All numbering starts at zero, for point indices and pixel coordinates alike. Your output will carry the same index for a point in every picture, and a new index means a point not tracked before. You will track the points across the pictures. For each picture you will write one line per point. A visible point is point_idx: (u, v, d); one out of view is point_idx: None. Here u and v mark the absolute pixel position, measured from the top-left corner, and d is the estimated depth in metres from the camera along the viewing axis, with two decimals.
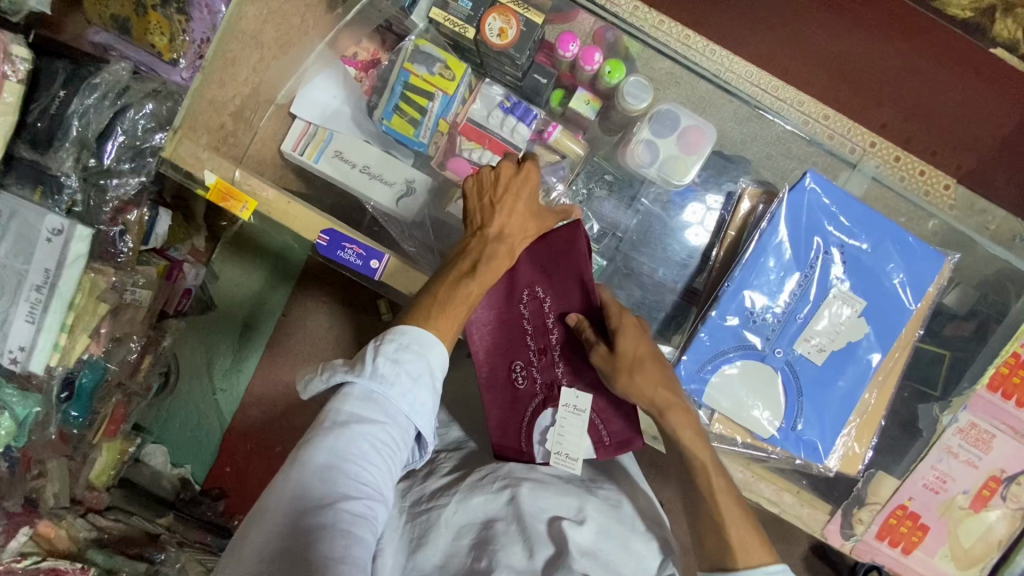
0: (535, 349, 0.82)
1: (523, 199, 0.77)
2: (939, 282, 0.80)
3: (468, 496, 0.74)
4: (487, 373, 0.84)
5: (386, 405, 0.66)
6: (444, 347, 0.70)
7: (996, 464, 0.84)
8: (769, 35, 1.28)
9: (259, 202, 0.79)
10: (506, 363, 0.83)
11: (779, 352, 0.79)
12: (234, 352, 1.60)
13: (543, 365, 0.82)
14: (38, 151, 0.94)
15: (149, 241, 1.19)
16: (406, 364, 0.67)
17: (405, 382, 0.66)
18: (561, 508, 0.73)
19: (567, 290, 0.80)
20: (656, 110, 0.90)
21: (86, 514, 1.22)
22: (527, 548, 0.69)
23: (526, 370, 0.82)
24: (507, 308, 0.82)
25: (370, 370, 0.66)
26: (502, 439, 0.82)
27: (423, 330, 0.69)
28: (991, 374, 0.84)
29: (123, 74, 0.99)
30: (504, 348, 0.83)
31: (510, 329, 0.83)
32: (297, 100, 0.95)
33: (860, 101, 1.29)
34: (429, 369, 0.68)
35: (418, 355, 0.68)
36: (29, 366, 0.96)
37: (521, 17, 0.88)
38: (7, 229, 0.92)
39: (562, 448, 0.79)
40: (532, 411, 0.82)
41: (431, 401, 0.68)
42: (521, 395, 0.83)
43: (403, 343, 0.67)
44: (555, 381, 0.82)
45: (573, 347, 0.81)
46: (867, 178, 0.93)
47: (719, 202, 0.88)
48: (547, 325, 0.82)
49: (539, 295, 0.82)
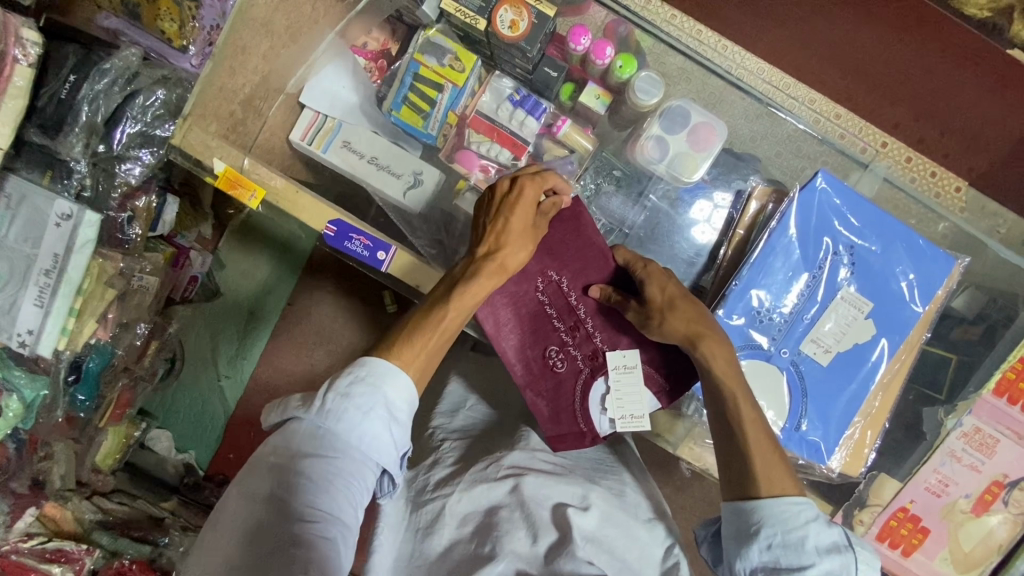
0: (567, 332, 0.83)
1: (512, 215, 0.76)
2: (948, 286, 0.80)
3: (471, 486, 0.74)
4: (523, 370, 0.84)
5: (338, 440, 0.62)
6: (407, 378, 0.66)
7: (999, 469, 0.84)
8: (780, 33, 1.27)
9: (268, 191, 0.79)
10: (538, 354, 0.84)
11: (785, 353, 0.79)
12: (239, 339, 1.61)
13: (578, 343, 0.83)
14: (49, 136, 0.93)
15: (156, 227, 1.20)
16: (356, 398, 0.63)
17: (356, 417, 0.63)
18: (565, 495, 0.74)
19: (581, 266, 0.83)
20: (667, 106, 0.88)
21: (92, 496, 1.26)
22: (531, 534, 0.70)
23: (563, 354, 0.83)
24: (526, 298, 0.83)
25: (321, 405, 0.63)
26: (560, 423, 0.83)
27: (383, 360, 0.66)
28: (997, 379, 0.84)
29: (133, 60, 0.99)
30: (532, 339, 0.84)
31: (533, 320, 0.84)
32: (308, 89, 0.95)
33: (874, 99, 1.28)
34: (385, 401, 0.64)
35: (371, 387, 0.64)
36: (37, 350, 0.97)
37: (533, 9, 0.88)
38: (16, 213, 0.93)
39: (622, 409, 0.81)
40: (581, 390, 0.83)
41: (390, 436, 0.64)
42: (563, 382, 0.83)
43: (359, 376, 0.64)
44: (597, 351, 0.83)
45: (603, 321, 0.83)
46: (879, 178, 0.91)
47: (727, 200, 0.87)
48: (571, 304, 0.83)
49: (553, 278, 0.83)
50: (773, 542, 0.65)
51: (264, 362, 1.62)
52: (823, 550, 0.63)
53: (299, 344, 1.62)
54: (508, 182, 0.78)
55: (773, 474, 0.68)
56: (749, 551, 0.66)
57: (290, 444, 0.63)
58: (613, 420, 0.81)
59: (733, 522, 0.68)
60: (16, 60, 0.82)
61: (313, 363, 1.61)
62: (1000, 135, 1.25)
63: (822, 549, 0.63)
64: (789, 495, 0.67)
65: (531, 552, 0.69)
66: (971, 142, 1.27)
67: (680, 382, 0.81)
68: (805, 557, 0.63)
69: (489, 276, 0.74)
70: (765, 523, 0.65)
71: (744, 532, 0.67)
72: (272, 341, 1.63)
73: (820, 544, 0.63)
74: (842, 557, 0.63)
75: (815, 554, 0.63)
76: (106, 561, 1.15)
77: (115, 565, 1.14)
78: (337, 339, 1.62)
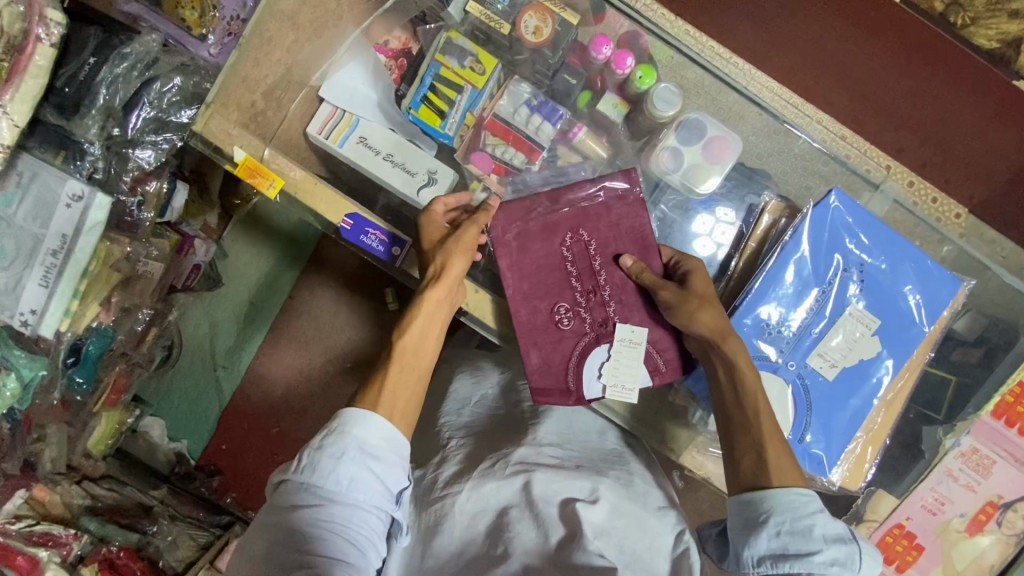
0: (583, 292, 0.82)
1: (457, 254, 0.78)
2: (953, 308, 0.81)
3: (480, 483, 0.75)
4: (526, 317, 0.82)
5: (321, 490, 0.64)
6: (380, 419, 0.68)
7: (994, 490, 0.85)
8: (792, 52, 1.30)
9: (286, 181, 0.81)
10: (545, 306, 0.82)
11: (792, 365, 0.80)
12: (238, 332, 1.60)
13: (590, 307, 0.82)
14: (66, 116, 0.94)
15: (165, 213, 1.20)
16: (328, 447, 0.65)
17: (330, 464, 0.64)
18: (573, 490, 0.75)
19: (615, 236, 0.83)
20: (684, 118, 0.90)
21: (82, 480, 1.26)
22: (539, 530, 0.71)
23: (572, 313, 0.82)
24: (550, 249, 0.83)
25: (300, 462, 0.65)
26: (548, 378, 0.81)
27: (353, 409, 0.68)
28: (996, 401, 0.86)
29: (154, 45, 1.01)
30: (543, 291, 0.82)
31: (553, 272, 0.83)
32: (328, 82, 0.94)
33: (879, 122, 1.30)
34: (357, 444, 0.66)
35: (340, 434, 0.66)
36: (39, 331, 0.96)
37: (557, 17, 0.92)
38: (26, 192, 0.93)
39: (616, 379, 0.80)
40: (580, 351, 0.81)
41: (372, 475, 0.66)
42: (564, 341, 0.81)
43: (333, 426, 0.67)
44: (607, 319, 0.82)
45: (625, 289, 0.82)
46: (889, 200, 0.92)
47: (729, 216, 0.88)
48: (595, 268, 0.83)
49: (583, 238, 0.83)
50: (778, 530, 0.66)
51: (262, 355, 1.61)
52: (829, 538, 0.64)
53: (298, 339, 1.62)
54: (471, 227, 0.80)
55: (777, 477, 0.69)
56: (756, 539, 0.67)
57: (277, 505, 0.65)
58: (604, 385, 0.80)
59: (739, 512, 0.69)
60: (39, 39, 0.82)
61: (310, 360, 1.62)
62: (1000, 165, 1.30)
63: (828, 537, 0.64)
64: (796, 487, 0.68)
65: (539, 545, 0.70)
66: (974, 170, 1.30)
67: (681, 367, 0.81)
68: (813, 545, 0.64)
69: (438, 312, 0.77)
70: (774, 511, 0.66)
71: (752, 520, 0.67)
72: (271, 333, 1.62)
73: (827, 532, 0.64)
74: (848, 546, 0.64)
75: (822, 541, 0.64)
76: (93, 546, 1.15)
77: (103, 553, 1.14)
78: (337, 334, 1.62)
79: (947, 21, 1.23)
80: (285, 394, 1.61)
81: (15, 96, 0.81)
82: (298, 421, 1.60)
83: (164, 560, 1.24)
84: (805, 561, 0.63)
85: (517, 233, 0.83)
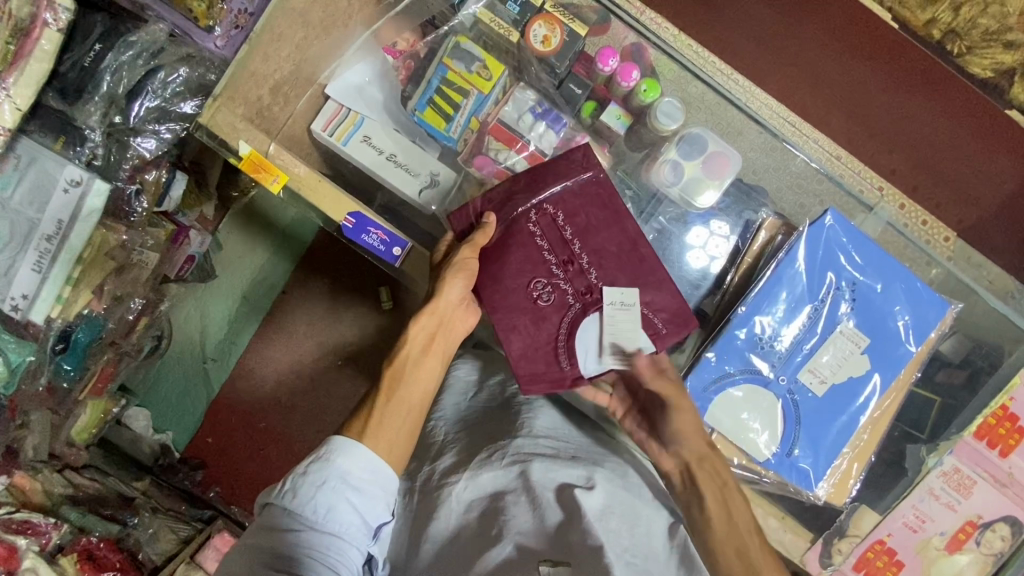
0: (557, 264, 0.82)
1: (452, 279, 0.77)
2: (941, 330, 0.82)
3: (478, 472, 0.78)
4: (504, 297, 0.80)
5: (300, 518, 0.65)
6: (364, 449, 0.69)
7: (974, 510, 0.87)
8: (791, 72, 1.33)
9: (290, 177, 0.81)
10: (523, 283, 0.81)
11: (783, 380, 0.81)
12: (229, 325, 1.59)
13: (570, 278, 0.81)
14: (67, 101, 0.95)
15: (162, 203, 1.19)
16: (311, 474, 0.67)
17: (310, 492, 0.66)
18: (571, 477, 0.76)
19: (584, 202, 0.83)
20: (687, 132, 0.91)
21: (63, 469, 1.24)
22: (534, 514, 0.73)
23: (551, 287, 0.81)
24: (517, 224, 0.82)
25: (283, 489, 0.67)
26: (535, 363, 0.80)
27: (336, 438, 0.70)
28: (979, 423, 0.87)
29: (161, 35, 1.00)
30: (515, 268, 0.81)
31: (524, 249, 0.82)
32: (335, 82, 0.95)
33: (873, 145, 1.33)
34: (339, 473, 0.67)
35: (325, 461, 0.68)
36: (29, 315, 0.96)
37: (566, 26, 0.94)
38: (24, 175, 0.93)
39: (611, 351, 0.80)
40: (566, 326, 0.80)
41: (352, 506, 0.67)
42: (547, 318, 0.80)
43: (317, 453, 0.68)
44: (590, 288, 0.81)
45: (600, 255, 0.82)
46: (882, 222, 0.93)
47: (727, 229, 0.90)
48: (567, 238, 0.82)
49: (548, 210, 0.83)
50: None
51: (254, 349, 1.61)
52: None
53: (291, 334, 1.62)
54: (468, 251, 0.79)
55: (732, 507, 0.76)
56: None
57: (257, 527, 0.66)
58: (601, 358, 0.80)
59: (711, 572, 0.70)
60: (47, 24, 0.82)
61: (301, 354, 1.62)
62: (990, 192, 1.33)
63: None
64: None
65: (534, 527, 0.72)
66: (963, 195, 1.33)
67: (679, 325, 0.80)
68: None
69: (430, 321, 0.76)
70: None
71: None
72: (262, 327, 1.62)
73: None
74: None
75: None
76: (73, 536, 1.15)
77: (82, 542, 1.15)
78: (329, 330, 1.62)
79: (945, 49, 1.24)
80: (276, 388, 1.60)
81: (19, 80, 0.81)
82: (286, 417, 1.60)
83: (144, 553, 1.24)
84: None
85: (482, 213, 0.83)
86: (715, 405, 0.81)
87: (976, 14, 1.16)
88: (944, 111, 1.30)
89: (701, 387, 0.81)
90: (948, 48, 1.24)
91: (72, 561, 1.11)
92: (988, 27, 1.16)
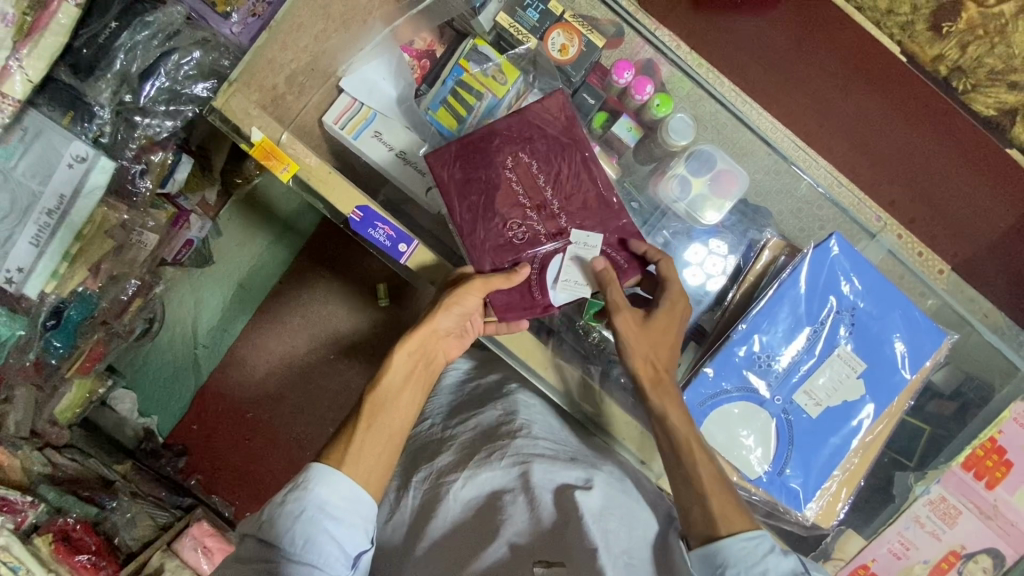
0: (528, 206, 0.83)
1: (442, 312, 0.77)
2: (936, 358, 0.83)
3: (476, 472, 0.77)
4: (478, 237, 0.81)
5: (280, 551, 0.66)
6: (342, 477, 0.69)
7: (957, 540, 0.89)
8: (799, 98, 1.35)
9: (301, 166, 0.81)
10: (498, 226, 0.82)
11: (778, 399, 0.82)
12: (222, 311, 1.58)
13: (542, 221, 0.82)
14: (79, 77, 0.95)
15: (166, 184, 1.19)
16: (289, 503, 0.67)
17: (289, 522, 0.66)
18: (569, 477, 0.76)
19: (553, 150, 0.84)
20: (695, 149, 0.90)
21: (44, 448, 1.23)
22: (531, 517, 0.72)
23: (524, 226, 0.82)
24: (493, 169, 0.83)
25: (265, 521, 0.68)
26: (511, 293, 0.81)
27: (317, 465, 0.70)
28: (967, 454, 0.88)
29: (177, 17, 1.00)
30: (492, 211, 0.82)
31: (499, 192, 0.82)
32: (350, 75, 0.95)
33: (874, 176, 1.36)
34: (317, 502, 0.67)
35: (303, 490, 0.68)
36: (23, 288, 0.96)
37: (584, 38, 0.93)
38: (30, 147, 0.92)
39: (573, 279, 0.81)
40: (540, 261, 0.82)
41: (328, 542, 0.66)
42: (522, 254, 0.82)
43: (297, 484, 0.69)
44: (560, 230, 0.82)
45: (569, 206, 0.84)
46: (883, 249, 0.94)
47: (722, 249, 0.89)
48: (540, 185, 0.83)
49: (522, 157, 0.83)
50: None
51: (245, 338, 1.63)
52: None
53: (285, 326, 1.63)
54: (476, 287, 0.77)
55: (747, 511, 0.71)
56: None
57: (241, 559, 0.68)
58: (561, 287, 0.81)
59: (710, 551, 0.67)
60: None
61: (293, 345, 1.63)
62: (988, 225, 1.35)
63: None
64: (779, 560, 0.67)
65: (529, 526, 0.72)
66: (962, 229, 1.36)
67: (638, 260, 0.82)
68: None
69: (417, 340, 0.78)
70: (730, 565, 0.66)
71: None
72: (256, 317, 1.63)
73: None
74: None
75: None
76: (50, 516, 1.13)
77: (59, 523, 1.13)
78: (324, 322, 1.63)
79: (951, 85, 1.27)
80: (264, 376, 1.62)
81: (32, 52, 0.84)
82: (272, 408, 1.61)
83: (119, 538, 1.24)
84: None
85: (456, 156, 0.83)
86: (711, 420, 0.81)
87: (982, 53, 1.18)
88: (946, 142, 1.33)
89: (696, 402, 0.81)
90: (954, 83, 1.26)
91: (47, 542, 1.09)
92: (993, 68, 1.19)
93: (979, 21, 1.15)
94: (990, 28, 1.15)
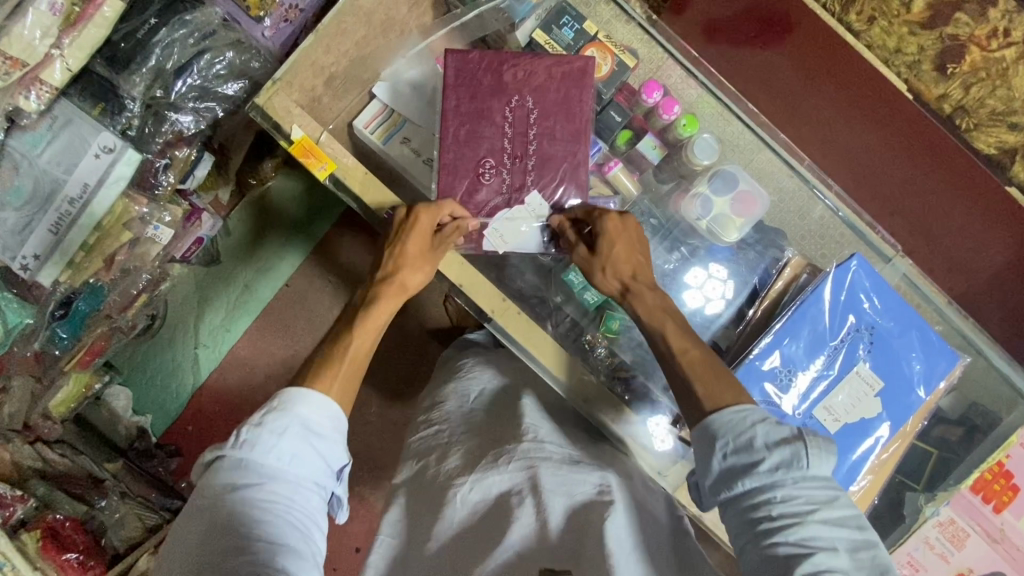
0: (508, 148, 0.88)
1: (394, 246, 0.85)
2: (947, 381, 0.86)
3: (484, 475, 0.78)
4: (451, 160, 0.87)
5: (258, 469, 0.65)
6: (323, 399, 0.71)
7: (965, 563, 0.97)
8: (805, 128, 1.44)
9: (338, 166, 0.84)
10: (471, 168, 0.87)
11: (798, 413, 0.84)
12: (226, 312, 1.55)
13: (513, 169, 0.88)
14: (115, 70, 0.96)
15: (188, 181, 1.17)
16: (267, 425, 0.66)
17: (271, 439, 0.66)
18: (585, 484, 0.75)
19: (557, 109, 0.88)
20: (719, 169, 0.93)
21: (35, 442, 1.20)
22: (541, 517, 0.72)
23: (495, 170, 0.87)
24: (493, 119, 0.88)
25: (237, 443, 0.66)
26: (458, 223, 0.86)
27: (297, 388, 0.70)
28: (977, 478, 0.97)
29: (215, 18, 1.04)
30: (473, 147, 0.87)
31: (484, 137, 0.88)
32: (382, 82, 0.99)
33: (873, 206, 1.43)
34: (300, 419, 0.68)
35: (283, 411, 0.68)
36: (37, 276, 0.95)
37: (617, 58, 0.95)
38: (56, 136, 0.93)
39: (503, 236, 0.87)
40: (491, 207, 0.87)
41: (313, 453, 0.67)
42: (481, 193, 0.87)
43: (273, 405, 0.68)
44: (525, 186, 0.87)
45: (551, 163, 0.88)
46: (898, 273, 0.96)
47: (721, 272, 0.93)
48: (528, 135, 0.88)
49: (526, 104, 0.88)
50: (730, 451, 0.67)
51: (248, 340, 1.59)
52: (827, 497, 0.64)
53: (287, 327, 1.60)
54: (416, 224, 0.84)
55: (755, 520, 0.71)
56: (708, 467, 0.69)
57: (206, 483, 0.65)
58: (488, 232, 0.86)
59: (704, 426, 0.70)
60: None
61: (294, 350, 1.60)
62: (981, 262, 1.41)
63: (825, 494, 0.64)
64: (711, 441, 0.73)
65: (536, 531, 0.71)
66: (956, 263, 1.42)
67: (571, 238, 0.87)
68: (755, 460, 0.66)
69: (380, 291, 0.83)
70: (717, 436, 0.68)
71: (706, 451, 0.69)
72: (259, 321, 1.60)
73: (768, 441, 0.66)
74: (792, 449, 0.64)
75: (763, 450, 0.65)
76: (37, 511, 1.10)
77: (48, 519, 1.11)
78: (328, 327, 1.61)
79: (954, 123, 1.26)
80: (263, 380, 1.58)
81: (74, 42, 0.87)
82: None
83: (107, 538, 1.19)
84: (750, 476, 0.65)
85: (459, 87, 0.87)
86: None
87: (984, 95, 1.18)
88: (943, 180, 1.36)
89: None
90: (958, 122, 1.26)
91: (33, 538, 1.07)
92: (995, 108, 1.18)
93: (981, 65, 1.14)
94: (991, 71, 1.14)
